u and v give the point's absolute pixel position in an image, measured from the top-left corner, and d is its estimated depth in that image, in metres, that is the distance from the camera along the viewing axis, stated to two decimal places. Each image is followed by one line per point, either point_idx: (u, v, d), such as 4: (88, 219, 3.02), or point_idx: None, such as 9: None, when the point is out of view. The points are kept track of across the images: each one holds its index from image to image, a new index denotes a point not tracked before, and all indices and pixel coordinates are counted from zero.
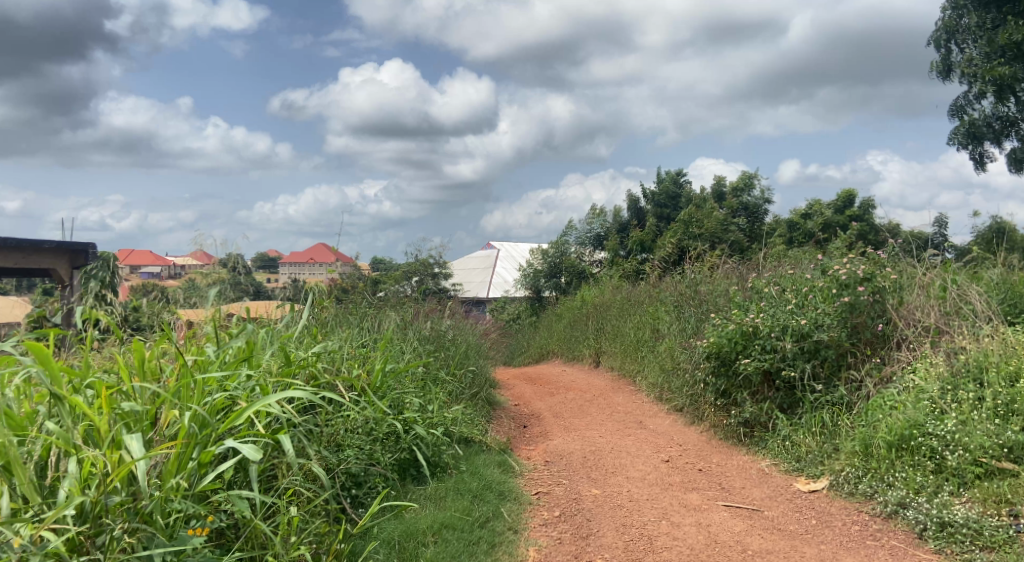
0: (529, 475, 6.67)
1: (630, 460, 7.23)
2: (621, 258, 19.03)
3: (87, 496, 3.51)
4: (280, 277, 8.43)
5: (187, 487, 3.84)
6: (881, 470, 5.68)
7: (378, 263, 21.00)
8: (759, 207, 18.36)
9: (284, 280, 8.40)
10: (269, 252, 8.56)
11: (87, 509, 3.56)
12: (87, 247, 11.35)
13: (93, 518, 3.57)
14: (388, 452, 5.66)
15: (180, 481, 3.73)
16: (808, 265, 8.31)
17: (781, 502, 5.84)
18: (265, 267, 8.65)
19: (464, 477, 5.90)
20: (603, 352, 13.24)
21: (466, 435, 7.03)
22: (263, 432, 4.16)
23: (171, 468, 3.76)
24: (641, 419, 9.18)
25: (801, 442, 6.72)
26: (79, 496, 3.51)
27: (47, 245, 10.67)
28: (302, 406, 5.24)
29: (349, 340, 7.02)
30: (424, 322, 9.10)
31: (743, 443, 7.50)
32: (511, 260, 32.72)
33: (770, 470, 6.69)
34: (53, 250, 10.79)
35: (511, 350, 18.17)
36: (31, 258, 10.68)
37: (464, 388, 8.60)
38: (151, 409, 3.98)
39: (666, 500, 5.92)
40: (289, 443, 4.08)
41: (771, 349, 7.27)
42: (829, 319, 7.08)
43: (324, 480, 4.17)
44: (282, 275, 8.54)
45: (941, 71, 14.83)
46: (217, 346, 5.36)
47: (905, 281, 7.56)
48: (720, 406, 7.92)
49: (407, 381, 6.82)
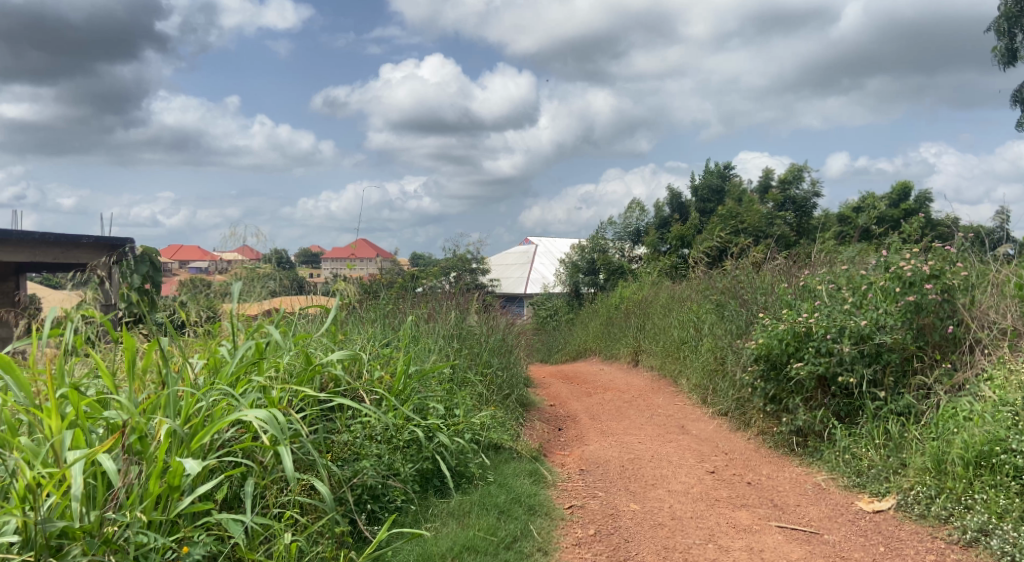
0: (562, 486, 6.18)
1: (672, 470, 6.68)
2: (661, 254, 18.43)
3: (34, 522, 3.15)
4: (322, 273, 8.17)
5: (160, 514, 3.45)
6: (957, 491, 5.09)
7: (417, 259, 20.68)
8: (809, 202, 17.56)
9: (325, 276, 8.14)
10: (309, 248, 8.29)
11: (35, 536, 3.19)
12: (126, 242, 10.89)
13: (41, 548, 3.20)
14: (409, 462, 5.18)
15: (146, 506, 3.34)
16: (867, 260, 7.70)
17: (843, 525, 5.27)
18: (305, 262, 8.40)
19: (492, 489, 5.40)
20: (643, 351, 12.67)
21: (496, 441, 6.56)
22: (261, 446, 3.73)
23: (137, 492, 3.37)
24: (682, 423, 8.64)
25: (862, 455, 6.15)
26: (27, 522, 3.16)
27: (85, 241, 10.36)
28: (318, 413, 4.82)
29: (370, 339, 6.61)
30: (454, 318, 8.68)
31: (795, 453, 6.95)
32: (549, 255, 32.21)
33: (828, 485, 6.13)
34: (93, 246, 10.44)
35: (548, 347, 17.68)
36: (69, 255, 10.33)
37: (496, 389, 8.14)
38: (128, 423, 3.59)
39: (712, 518, 5.38)
40: (289, 459, 3.65)
41: (827, 353, 6.71)
42: (891, 320, 6.54)
43: (326, 501, 3.72)
44: (325, 272, 8.30)
45: (1004, 55, 13.96)
46: (229, 344, 4.98)
47: (976, 279, 6.92)
48: (770, 412, 7.38)
49: (433, 384, 6.39)
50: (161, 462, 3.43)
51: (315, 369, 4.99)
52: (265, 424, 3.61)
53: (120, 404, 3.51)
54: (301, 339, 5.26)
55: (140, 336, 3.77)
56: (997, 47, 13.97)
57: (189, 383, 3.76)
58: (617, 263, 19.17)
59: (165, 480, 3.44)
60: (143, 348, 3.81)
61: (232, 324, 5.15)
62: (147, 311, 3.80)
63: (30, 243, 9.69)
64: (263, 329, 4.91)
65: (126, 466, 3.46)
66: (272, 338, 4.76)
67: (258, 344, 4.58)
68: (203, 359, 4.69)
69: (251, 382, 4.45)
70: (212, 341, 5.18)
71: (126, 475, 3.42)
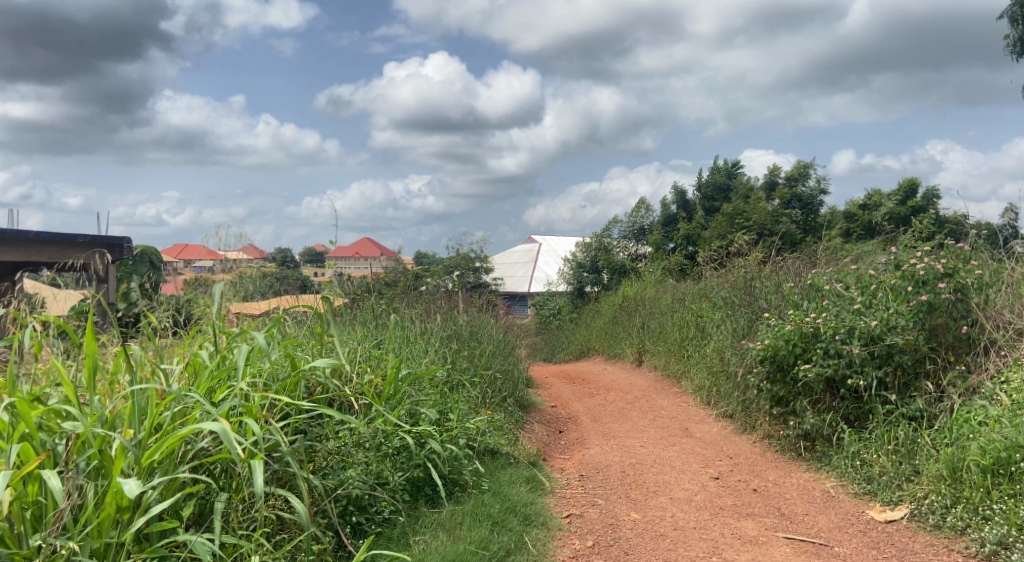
0: (560, 493, 5.94)
1: (674, 476, 6.43)
2: (666, 252, 18.18)
3: None
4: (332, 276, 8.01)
5: (111, 536, 3.23)
6: (974, 500, 4.85)
7: (420, 257, 20.44)
8: (815, 199, 17.28)
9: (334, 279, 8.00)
10: (314, 248, 8.13)
11: None
12: (123, 243, 10.59)
13: None
14: (398, 470, 4.96)
15: (90, 528, 3.11)
16: (877, 258, 7.46)
17: (854, 537, 5.04)
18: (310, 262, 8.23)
19: (486, 499, 5.17)
20: (647, 351, 12.41)
21: (492, 446, 6.34)
22: (230, 459, 3.48)
23: (83, 514, 3.15)
24: (686, 425, 8.40)
25: (873, 461, 5.90)
26: None
27: (82, 241, 10.10)
28: (301, 420, 4.60)
29: (362, 341, 6.39)
30: (452, 317, 8.46)
31: (803, 458, 6.71)
32: (553, 255, 31.96)
33: (837, 493, 5.89)
34: (90, 246, 10.15)
35: (551, 347, 17.45)
36: (65, 254, 9.95)
37: (495, 391, 7.92)
38: (83, 437, 3.37)
39: (717, 528, 5.15)
40: (261, 475, 3.40)
41: (835, 354, 6.47)
42: (903, 320, 6.28)
43: (301, 518, 3.48)
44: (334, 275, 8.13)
45: (1017, 45, 13.67)
46: (210, 348, 4.77)
47: (991, 278, 6.67)
48: (777, 415, 7.15)
49: (427, 388, 6.16)
50: (112, 479, 3.21)
51: (300, 374, 4.77)
52: (229, 440, 3.38)
53: (72, 419, 3.29)
54: (286, 343, 5.04)
55: (99, 342, 3.55)
56: (1009, 39, 13.69)
57: (152, 394, 3.53)
58: (620, 262, 18.94)
59: (116, 500, 3.21)
60: (103, 355, 3.59)
61: (214, 326, 4.94)
62: (108, 314, 3.58)
63: (25, 242, 9.44)
64: (246, 332, 4.70)
65: (76, 484, 3.24)
66: (253, 341, 4.54)
67: (238, 349, 4.36)
68: (182, 366, 4.49)
69: (230, 389, 4.24)
70: (194, 345, 4.96)
71: (74, 495, 3.19)
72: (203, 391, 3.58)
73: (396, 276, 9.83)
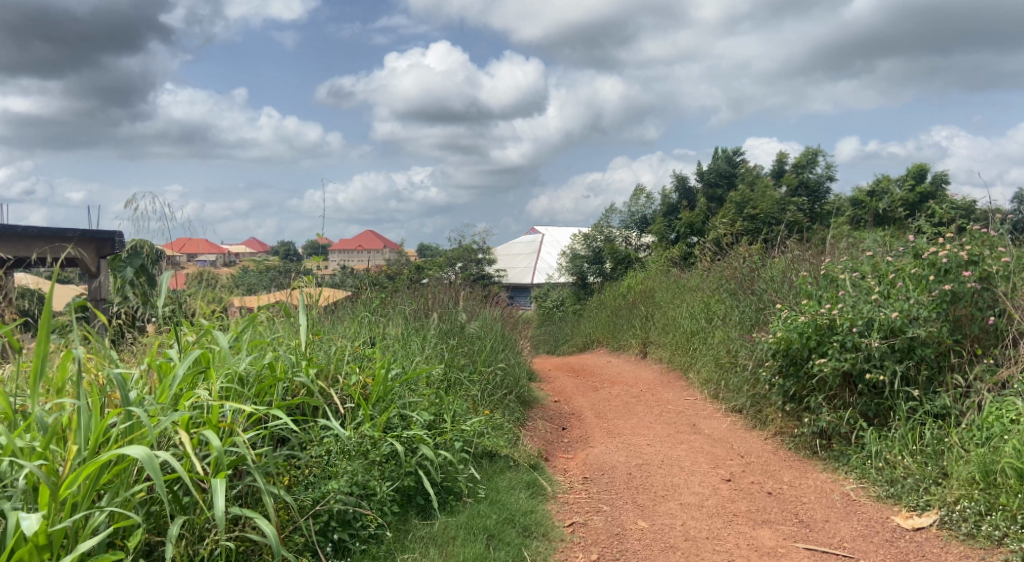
0: (563, 498, 5.58)
1: (682, 478, 6.06)
2: (669, 242, 17.78)
3: None
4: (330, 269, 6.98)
5: None
6: (1012, 507, 4.51)
7: (420, 249, 20.03)
8: (822, 186, 16.88)
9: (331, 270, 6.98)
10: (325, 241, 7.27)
11: None
12: (115, 236, 9.99)
13: None
14: (386, 480, 4.61)
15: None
16: (895, 246, 7.08)
17: (880, 547, 4.69)
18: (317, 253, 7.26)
19: (482, 508, 4.81)
20: (651, 343, 12.05)
21: (490, 448, 5.97)
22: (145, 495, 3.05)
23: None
24: (693, 421, 8.02)
25: (896, 462, 5.54)
26: None
27: (71, 235, 9.45)
28: (276, 431, 4.27)
29: (350, 339, 6.03)
30: (448, 309, 8.09)
31: (819, 456, 6.34)
32: (556, 245, 31.56)
33: (857, 496, 5.54)
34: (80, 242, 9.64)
35: (554, 339, 17.06)
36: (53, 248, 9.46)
37: (494, 389, 7.54)
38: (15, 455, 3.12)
39: (732, 539, 4.79)
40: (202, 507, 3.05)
41: (853, 348, 6.10)
42: (924, 311, 5.90)
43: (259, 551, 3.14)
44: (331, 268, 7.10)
45: None
46: (174, 351, 4.44)
47: (1018, 265, 6.27)
48: (790, 412, 6.78)
49: (421, 388, 5.81)
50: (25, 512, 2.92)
51: (272, 379, 4.44)
52: (160, 465, 3.04)
53: None
54: (258, 345, 4.71)
55: (39, 348, 3.26)
56: None
57: (95, 410, 3.22)
58: (624, 252, 18.48)
59: (35, 534, 2.94)
60: (43, 364, 3.30)
61: (180, 327, 4.61)
62: (49, 320, 3.29)
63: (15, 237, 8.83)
64: (215, 334, 4.37)
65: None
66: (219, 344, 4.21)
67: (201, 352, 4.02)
68: (143, 371, 4.18)
69: (194, 397, 3.92)
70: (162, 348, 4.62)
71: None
72: (149, 406, 3.28)
73: (399, 269, 9.52)
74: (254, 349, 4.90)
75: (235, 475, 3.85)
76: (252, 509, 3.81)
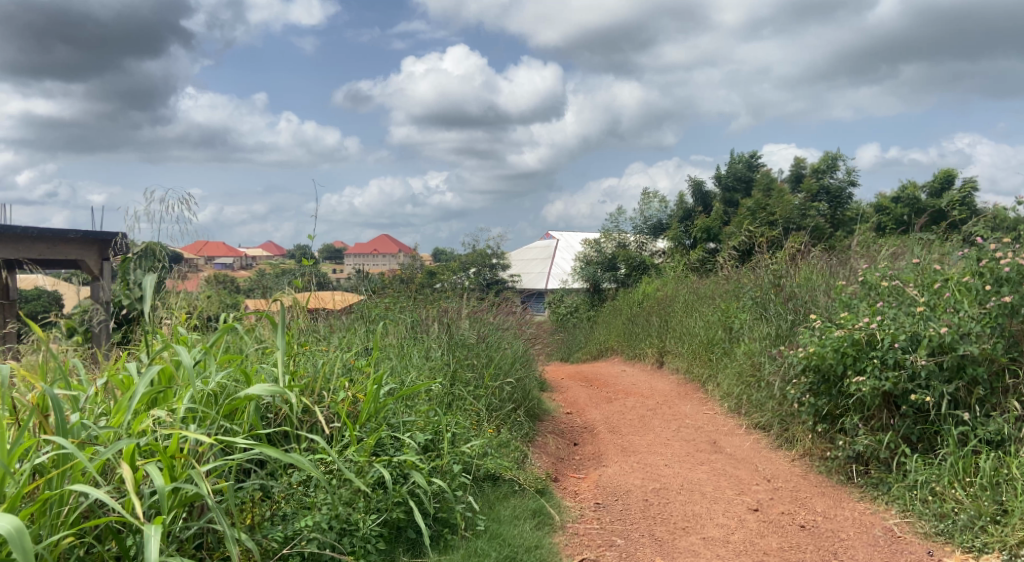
0: (574, 529, 5.05)
1: (705, 507, 5.48)
2: (686, 248, 17.17)
3: None
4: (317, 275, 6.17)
5: None
6: None
7: (433, 255, 19.50)
8: (843, 192, 16.22)
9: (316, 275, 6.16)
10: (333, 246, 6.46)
11: None
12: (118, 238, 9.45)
13: None
14: (371, 513, 4.07)
15: None
16: (941, 254, 6.46)
17: None
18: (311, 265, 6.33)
19: (480, 545, 4.29)
20: (668, 352, 11.45)
21: (492, 471, 5.42)
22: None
23: None
24: (714, 439, 7.42)
25: (945, 495, 4.98)
26: None
27: (72, 237, 8.92)
28: (244, 460, 3.77)
29: (339, 349, 5.49)
30: (452, 316, 7.55)
31: (855, 483, 5.75)
32: (572, 251, 30.89)
33: (900, 531, 4.97)
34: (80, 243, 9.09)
35: (567, 346, 16.45)
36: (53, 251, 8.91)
37: (500, 404, 6.98)
38: None
39: None
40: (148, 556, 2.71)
41: (895, 366, 5.52)
42: (976, 326, 5.30)
43: None
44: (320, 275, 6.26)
45: None
46: (138, 364, 3.92)
47: None
48: (823, 434, 6.19)
49: (417, 405, 5.26)
50: None
51: (243, 400, 3.83)
52: (30, 544, 2.64)
53: None
54: (231, 359, 4.16)
55: None
56: None
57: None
58: (639, 258, 17.88)
59: None
60: None
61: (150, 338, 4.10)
62: None
63: (13, 238, 8.31)
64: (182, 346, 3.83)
65: None
66: (183, 360, 3.65)
67: (159, 368, 3.48)
68: (101, 388, 3.69)
69: (151, 421, 3.41)
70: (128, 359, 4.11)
71: None
72: (68, 442, 2.85)
73: (413, 273, 9.00)
74: (230, 362, 4.37)
75: (195, 511, 3.33)
76: (213, 551, 3.31)
